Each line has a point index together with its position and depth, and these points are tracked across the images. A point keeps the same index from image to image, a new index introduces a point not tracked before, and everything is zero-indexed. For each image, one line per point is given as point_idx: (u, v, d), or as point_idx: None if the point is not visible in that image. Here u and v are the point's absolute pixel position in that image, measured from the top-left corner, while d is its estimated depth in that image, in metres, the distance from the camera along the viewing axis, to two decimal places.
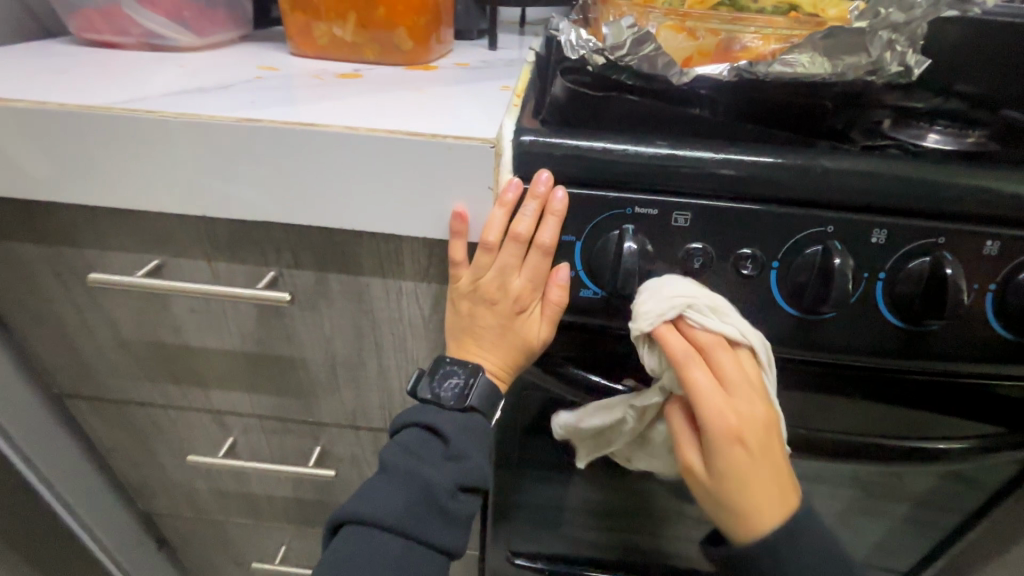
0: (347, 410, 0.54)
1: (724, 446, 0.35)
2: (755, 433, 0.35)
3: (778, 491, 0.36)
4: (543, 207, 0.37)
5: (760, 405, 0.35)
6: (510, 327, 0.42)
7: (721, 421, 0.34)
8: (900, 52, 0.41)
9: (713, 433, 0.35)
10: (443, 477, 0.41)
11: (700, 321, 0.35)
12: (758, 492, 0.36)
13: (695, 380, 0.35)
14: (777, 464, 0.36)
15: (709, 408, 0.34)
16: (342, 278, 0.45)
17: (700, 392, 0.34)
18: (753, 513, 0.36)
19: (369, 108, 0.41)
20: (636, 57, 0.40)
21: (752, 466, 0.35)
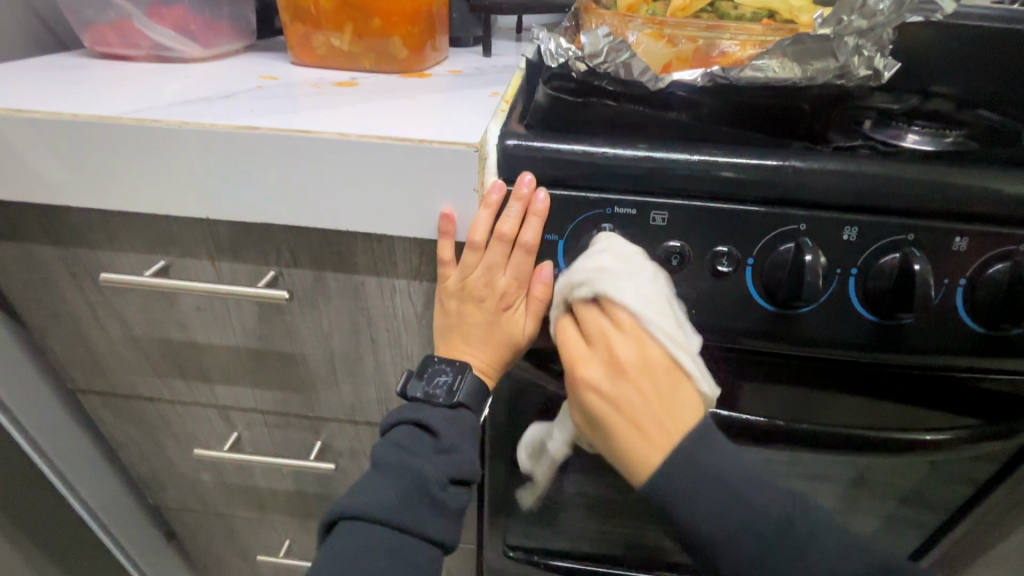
0: (347, 404, 0.56)
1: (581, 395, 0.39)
2: (608, 382, 0.38)
3: (647, 437, 0.37)
4: (526, 209, 0.39)
5: (619, 357, 0.37)
6: (497, 325, 0.43)
7: (579, 372, 0.39)
8: (867, 56, 0.43)
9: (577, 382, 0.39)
10: (435, 471, 0.42)
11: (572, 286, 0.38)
12: (623, 437, 0.38)
13: (565, 339, 0.39)
14: (648, 414, 0.37)
15: (571, 360, 0.39)
16: (338, 277, 0.47)
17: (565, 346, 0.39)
18: (621, 454, 0.38)
19: (364, 114, 0.43)
20: (613, 64, 0.42)
21: (615, 411, 0.38)
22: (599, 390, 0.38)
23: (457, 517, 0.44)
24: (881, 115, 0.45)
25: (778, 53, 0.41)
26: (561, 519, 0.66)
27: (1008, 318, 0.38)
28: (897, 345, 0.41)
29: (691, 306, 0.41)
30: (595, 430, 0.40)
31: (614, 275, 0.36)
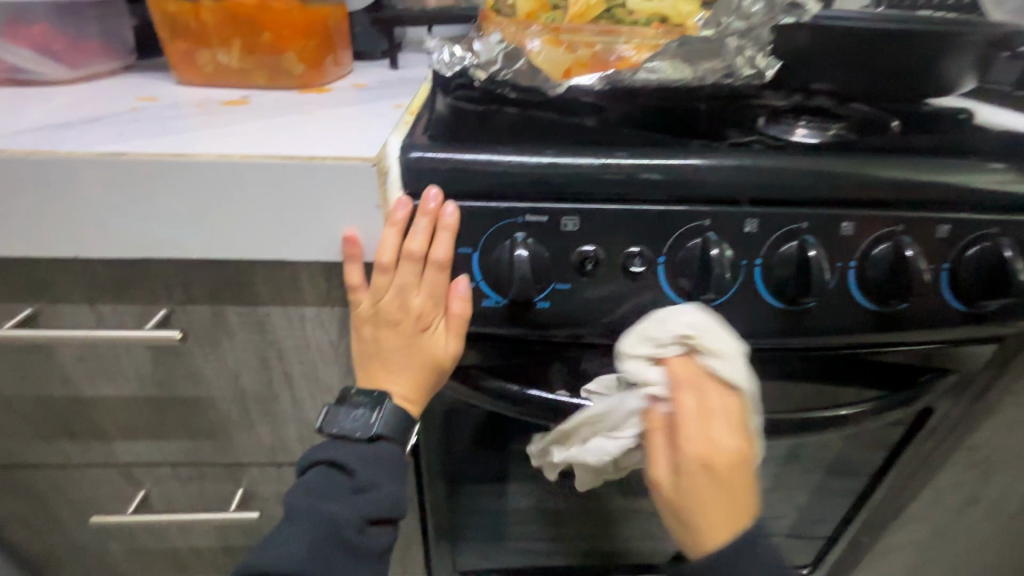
0: (266, 446, 0.52)
1: (687, 464, 0.36)
2: (727, 466, 0.36)
3: (730, 518, 0.37)
4: (435, 224, 0.38)
5: (734, 440, 0.36)
6: (416, 348, 0.41)
7: (698, 446, 0.36)
8: (748, 56, 0.46)
9: (685, 449, 0.36)
10: (347, 513, 0.40)
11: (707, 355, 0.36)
12: (710, 513, 0.37)
13: (680, 393, 0.36)
14: (735, 510, 0.37)
15: (685, 430, 0.36)
16: (239, 310, 0.43)
17: (682, 414, 0.36)
18: (696, 529, 0.37)
19: (252, 134, 0.40)
20: (511, 71, 0.43)
21: (714, 490, 0.36)
22: (707, 465, 0.36)
23: (374, 561, 0.42)
24: (773, 112, 0.48)
25: (667, 56, 0.43)
26: (511, 535, 0.64)
27: (895, 295, 0.40)
28: (805, 328, 0.43)
29: (611, 308, 0.41)
30: (670, 492, 0.38)
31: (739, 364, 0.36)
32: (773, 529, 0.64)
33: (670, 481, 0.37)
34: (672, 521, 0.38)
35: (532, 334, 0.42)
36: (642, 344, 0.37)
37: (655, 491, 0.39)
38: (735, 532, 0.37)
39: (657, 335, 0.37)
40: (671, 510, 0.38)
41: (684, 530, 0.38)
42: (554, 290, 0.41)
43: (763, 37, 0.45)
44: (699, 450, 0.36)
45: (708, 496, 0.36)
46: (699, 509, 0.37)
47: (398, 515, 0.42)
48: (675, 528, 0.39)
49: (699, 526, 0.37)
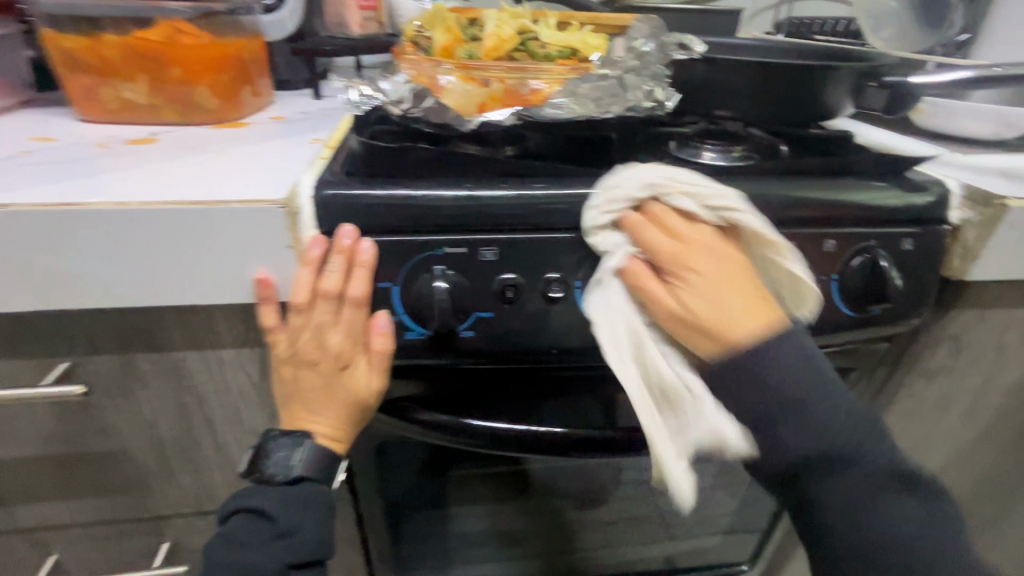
0: (191, 495, 0.50)
1: (676, 267, 0.37)
2: (719, 247, 0.38)
3: (752, 309, 0.37)
4: (351, 261, 0.38)
5: (723, 253, 0.37)
6: (338, 386, 0.41)
7: (674, 249, 0.37)
8: (647, 91, 0.49)
9: (695, 285, 0.37)
10: (267, 561, 0.39)
11: (672, 200, 0.38)
12: (732, 304, 0.36)
13: (651, 245, 0.38)
14: (744, 298, 0.37)
15: (675, 261, 0.37)
16: (150, 357, 0.41)
17: (660, 250, 0.38)
18: (727, 320, 0.36)
19: (156, 176, 0.39)
20: (420, 109, 0.43)
21: (724, 282, 0.37)
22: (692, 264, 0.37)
23: None
24: (682, 137, 0.52)
25: (570, 92, 0.45)
26: (459, 561, 0.63)
27: None
28: None
29: (533, 333, 0.42)
30: (699, 319, 0.36)
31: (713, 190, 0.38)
32: (711, 525, 0.67)
33: (696, 312, 0.36)
34: (693, 345, 0.37)
35: (455, 363, 0.42)
36: (587, 211, 0.39)
37: (671, 320, 0.37)
38: (758, 327, 0.36)
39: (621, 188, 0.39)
40: (690, 337, 0.37)
41: (703, 339, 0.37)
42: (476, 319, 0.41)
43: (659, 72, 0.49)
44: (681, 251, 0.37)
45: (727, 282, 0.37)
46: (721, 294, 0.36)
47: (323, 556, 0.42)
48: (693, 344, 0.37)
49: (722, 307, 0.36)
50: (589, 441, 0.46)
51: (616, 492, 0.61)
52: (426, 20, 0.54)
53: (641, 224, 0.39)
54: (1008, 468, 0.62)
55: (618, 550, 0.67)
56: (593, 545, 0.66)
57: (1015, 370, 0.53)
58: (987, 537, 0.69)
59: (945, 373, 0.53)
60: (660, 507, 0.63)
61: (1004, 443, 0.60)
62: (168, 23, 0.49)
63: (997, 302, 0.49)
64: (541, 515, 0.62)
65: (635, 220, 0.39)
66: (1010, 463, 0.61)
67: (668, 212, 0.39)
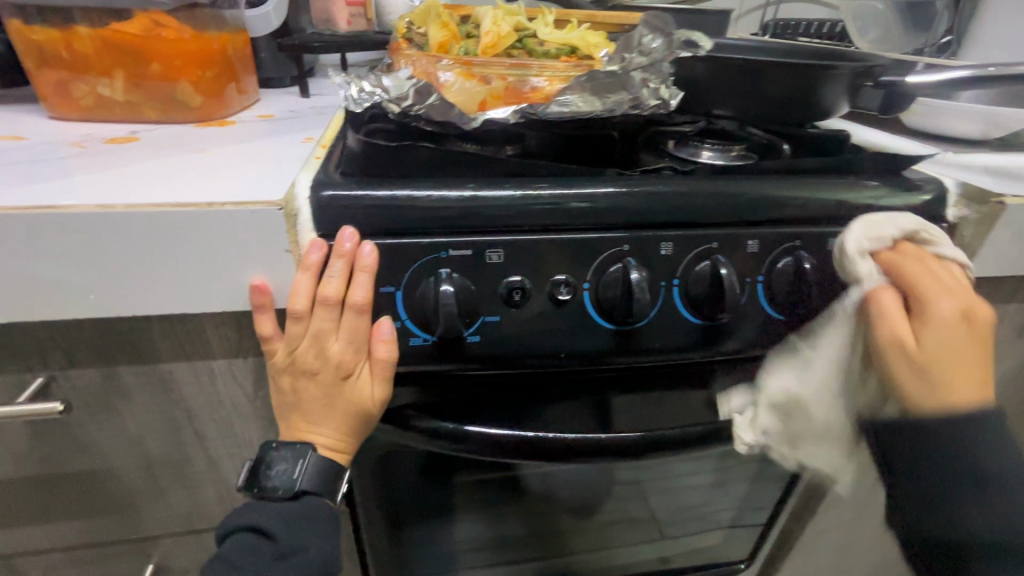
0: (179, 514, 0.47)
1: (946, 318, 0.37)
2: (964, 323, 0.38)
3: (975, 373, 0.38)
4: (352, 265, 0.36)
5: (980, 310, 0.38)
6: (339, 397, 0.39)
7: (963, 299, 0.38)
8: (652, 88, 0.47)
9: (959, 332, 0.38)
10: None
11: (939, 247, 0.40)
12: (959, 369, 0.38)
13: (915, 288, 0.38)
14: (971, 356, 0.38)
15: (930, 303, 0.38)
16: (136, 370, 0.39)
17: (926, 282, 0.38)
18: (946, 381, 0.38)
19: (142, 177, 0.37)
20: (422, 106, 0.41)
21: (969, 342, 0.38)
22: (955, 313, 0.38)
23: None
24: (682, 136, 0.51)
25: (576, 88, 0.44)
26: (459, 572, 0.62)
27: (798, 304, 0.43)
28: (723, 341, 0.44)
29: (540, 337, 0.41)
30: (930, 368, 0.38)
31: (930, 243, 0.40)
32: (712, 525, 0.67)
33: (936, 359, 0.37)
34: (904, 386, 0.39)
35: (460, 370, 0.41)
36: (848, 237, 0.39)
37: (895, 357, 0.38)
38: (970, 395, 0.38)
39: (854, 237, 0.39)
40: (911, 370, 0.38)
41: (915, 383, 0.38)
42: (483, 323, 0.40)
43: (665, 70, 0.48)
44: (968, 298, 0.38)
45: (967, 347, 0.38)
46: (952, 359, 0.38)
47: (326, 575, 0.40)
48: (904, 385, 0.38)
49: (941, 376, 0.38)
50: (603, 447, 0.44)
51: (617, 495, 0.60)
52: (418, 17, 0.52)
53: (909, 262, 0.39)
54: None
55: (617, 553, 0.66)
56: (593, 549, 0.65)
57: (1004, 364, 0.54)
58: None
59: None
60: (662, 507, 0.63)
61: None
62: (145, 14, 0.46)
63: (990, 297, 0.50)
64: (541, 521, 0.61)
65: (880, 262, 0.40)
66: None
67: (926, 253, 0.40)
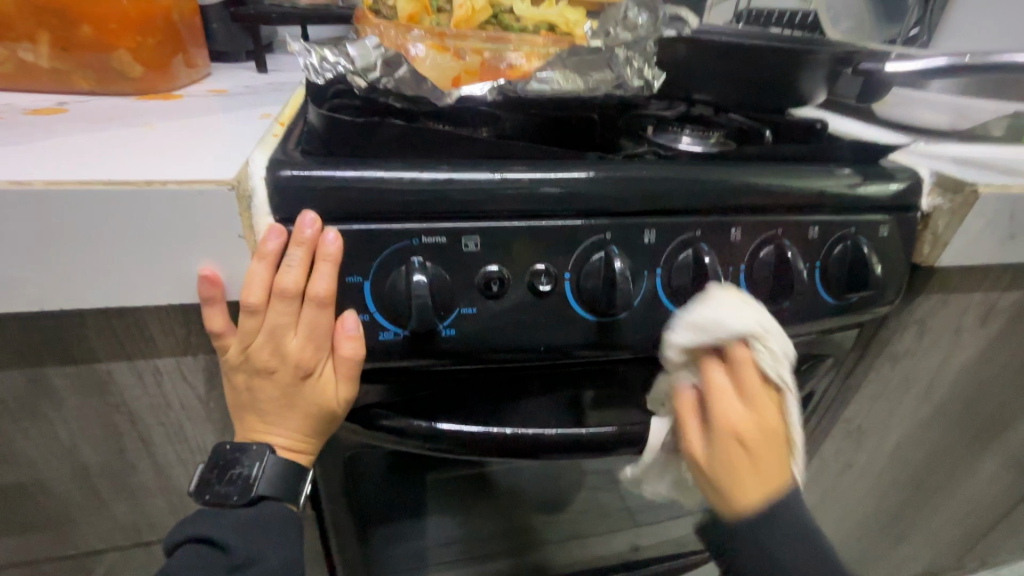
0: (124, 526, 0.43)
1: (720, 435, 0.34)
2: (757, 437, 0.33)
3: (766, 484, 0.34)
4: (313, 254, 0.33)
5: (758, 419, 0.33)
6: (300, 397, 0.36)
7: (740, 417, 0.34)
8: (636, 67, 0.46)
9: (725, 457, 0.34)
10: None
11: (761, 352, 0.33)
12: (742, 487, 0.34)
13: (707, 392, 0.34)
14: (752, 471, 0.34)
15: (714, 407, 0.34)
16: (68, 371, 0.35)
17: (717, 388, 0.34)
18: (731, 491, 0.34)
19: (68, 152, 0.32)
20: (392, 79, 0.38)
21: (745, 466, 0.34)
22: (735, 431, 0.34)
23: None
24: (659, 122, 0.50)
25: (558, 65, 0.42)
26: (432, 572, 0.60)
27: (782, 295, 0.42)
28: None
29: (518, 329, 0.39)
30: (719, 480, 0.34)
31: (772, 342, 0.33)
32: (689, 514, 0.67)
33: (711, 469, 0.35)
34: (703, 485, 0.36)
35: (433, 365, 0.38)
36: (675, 330, 0.34)
37: (688, 457, 0.36)
38: (761, 502, 0.34)
39: (692, 321, 0.34)
40: (702, 479, 0.35)
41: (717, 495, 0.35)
42: (458, 316, 0.37)
43: (648, 49, 0.46)
44: (739, 417, 0.33)
45: (739, 464, 0.34)
46: (732, 475, 0.34)
47: None
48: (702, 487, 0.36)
49: (729, 489, 0.34)
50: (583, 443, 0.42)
51: (593, 486, 0.59)
52: None
53: (708, 363, 0.35)
54: (954, 443, 0.66)
55: (587, 542, 0.66)
56: (564, 540, 0.64)
57: (967, 351, 0.56)
58: (931, 503, 0.73)
59: (910, 356, 0.55)
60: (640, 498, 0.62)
61: (949, 423, 0.63)
62: None
63: (958, 286, 0.50)
64: (515, 515, 0.59)
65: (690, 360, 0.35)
66: (954, 438, 0.65)
67: (729, 354, 0.34)
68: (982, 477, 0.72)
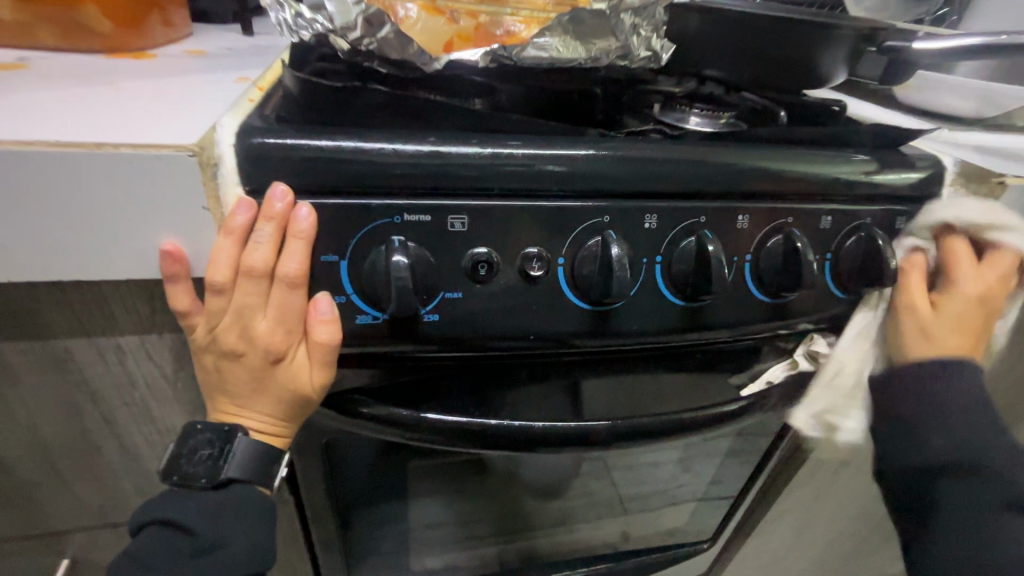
0: (94, 506, 0.41)
1: (968, 289, 0.42)
2: (979, 302, 0.42)
3: (968, 338, 0.43)
4: (284, 230, 0.31)
5: (985, 284, 0.42)
6: (271, 381, 0.34)
7: (973, 279, 0.42)
8: (644, 36, 0.42)
9: (941, 311, 0.42)
10: None
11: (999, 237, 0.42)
12: (956, 340, 0.42)
13: (956, 257, 0.42)
14: (965, 325, 0.42)
15: (958, 264, 0.42)
16: (24, 347, 0.32)
17: (959, 251, 0.42)
18: (952, 343, 0.42)
19: (18, 109, 0.30)
20: (374, 39, 0.35)
21: (963, 318, 0.42)
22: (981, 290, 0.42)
23: None
24: (667, 99, 0.47)
25: (558, 31, 0.38)
26: (418, 554, 0.59)
27: (789, 287, 0.39)
28: (707, 325, 0.41)
29: (507, 315, 0.36)
30: (920, 326, 0.43)
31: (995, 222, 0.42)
32: (682, 505, 0.65)
33: (935, 322, 0.42)
34: (904, 334, 0.43)
35: (414, 351, 0.36)
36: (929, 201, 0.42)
37: (901, 314, 0.43)
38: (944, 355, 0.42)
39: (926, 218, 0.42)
40: (916, 322, 0.43)
41: (923, 338, 0.43)
42: (442, 300, 0.35)
43: (658, 15, 0.42)
44: (985, 285, 0.42)
45: (941, 321, 0.42)
46: (953, 325, 0.42)
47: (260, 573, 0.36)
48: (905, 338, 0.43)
49: (942, 342, 0.42)
50: (572, 436, 0.40)
51: (587, 474, 0.57)
52: None
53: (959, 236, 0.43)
54: None
55: (578, 530, 0.64)
56: (553, 528, 0.63)
57: None
58: None
59: None
60: (633, 487, 0.61)
61: None
62: None
63: None
64: (504, 500, 0.58)
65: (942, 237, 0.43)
66: None
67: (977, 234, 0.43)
68: None
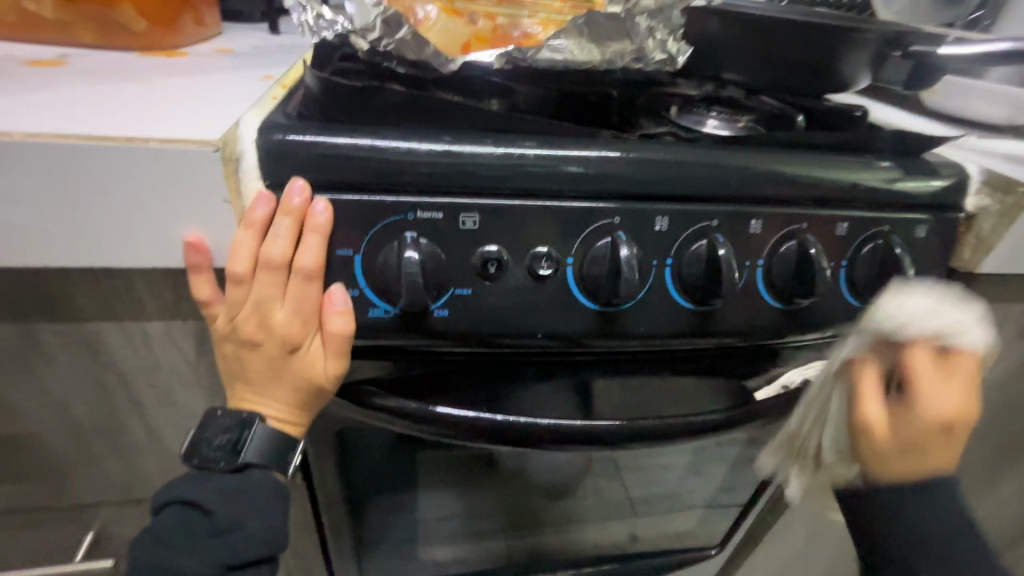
0: (118, 482, 0.43)
1: (924, 414, 0.36)
2: (949, 414, 0.36)
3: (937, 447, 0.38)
4: (301, 224, 0.32)
5: (949, 402, 0.36)
6: (286, 370, 0.35)
7: (934, 395, 0.36)
8: (659, 40, 0.43)
9: (900, 418, 0.37)
10: (205, 562, 0.34)
11: (957, 341, 0.35)
12: (921, 453, 0.38)
13: (914, 376, 0.36)
14: (929, 442, 0.37)
15: (919, 388, 0.36)
16: (56, 328, 0.34)
17: (919, 366, 0.36)
18: (917, 460, 0.38)
19: (59, 103, 0.32)
20: (392, 40, 0.36)
21: (922, 434, 0.37)
22: (942, 412, 0.36)
23: None
24: (685, 101, 0.47)
25: (573, 33, 0.39)
26: (426, 545, 0.60)
27: (800, 294, 0.39)
28: (717, 329, 0.41)
29: (516, 313, 0.37)
30: (874, 448, 0.38)
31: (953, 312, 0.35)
32: (692, 509, 0.65)
33: (888, 451, 0.38)
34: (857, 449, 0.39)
35: (425, 346, 0.37)
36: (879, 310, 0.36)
37: (861, 436, 0.38)
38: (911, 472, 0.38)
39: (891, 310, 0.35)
40: (869, 444, 0.38)
41: (877, 459, 0.38)
42: (453, 296, 0.36)
43: (676, 17, 0.42)
44: (944, 407, 0.36)
45: (920, 434, 0.37)
46: (917, 439, 0.37)
47: (272, 555, 0.37)
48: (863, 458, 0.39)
49: (896, 469, 0.38)
50: (578, 434, 0.41)
51: (595, 474, 0.57)
52: None
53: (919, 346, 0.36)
54: (982, 457, 0.62)
55: (585, 529, 0.64)
56: (560, 525, 0.63)
57: (1002, 365, 0.52)
58: None
59: None
60: (641, 488, 0.61)
61: (976, 439, 0.59)
62: None
63: (999, 295, 0.47)
64: (512, 496, 0.58)
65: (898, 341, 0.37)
66: (980, 454, 0.61)
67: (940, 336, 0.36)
68: (1004, 497, 0.68)
